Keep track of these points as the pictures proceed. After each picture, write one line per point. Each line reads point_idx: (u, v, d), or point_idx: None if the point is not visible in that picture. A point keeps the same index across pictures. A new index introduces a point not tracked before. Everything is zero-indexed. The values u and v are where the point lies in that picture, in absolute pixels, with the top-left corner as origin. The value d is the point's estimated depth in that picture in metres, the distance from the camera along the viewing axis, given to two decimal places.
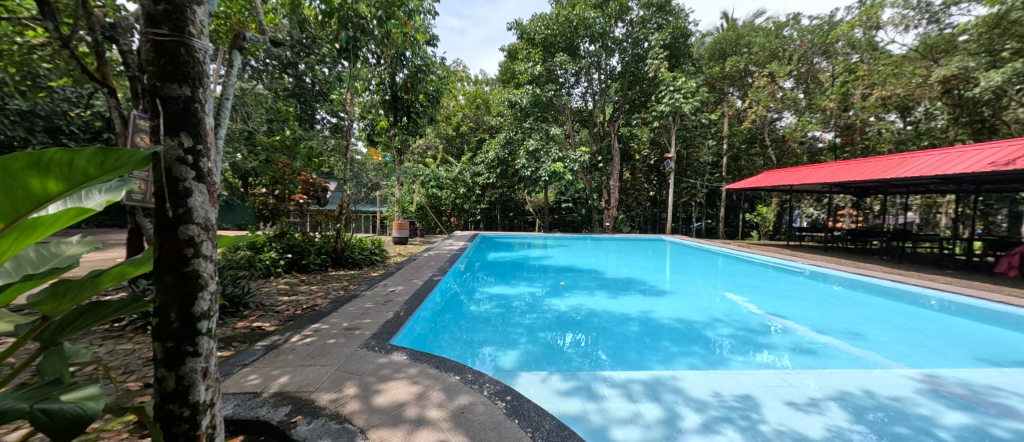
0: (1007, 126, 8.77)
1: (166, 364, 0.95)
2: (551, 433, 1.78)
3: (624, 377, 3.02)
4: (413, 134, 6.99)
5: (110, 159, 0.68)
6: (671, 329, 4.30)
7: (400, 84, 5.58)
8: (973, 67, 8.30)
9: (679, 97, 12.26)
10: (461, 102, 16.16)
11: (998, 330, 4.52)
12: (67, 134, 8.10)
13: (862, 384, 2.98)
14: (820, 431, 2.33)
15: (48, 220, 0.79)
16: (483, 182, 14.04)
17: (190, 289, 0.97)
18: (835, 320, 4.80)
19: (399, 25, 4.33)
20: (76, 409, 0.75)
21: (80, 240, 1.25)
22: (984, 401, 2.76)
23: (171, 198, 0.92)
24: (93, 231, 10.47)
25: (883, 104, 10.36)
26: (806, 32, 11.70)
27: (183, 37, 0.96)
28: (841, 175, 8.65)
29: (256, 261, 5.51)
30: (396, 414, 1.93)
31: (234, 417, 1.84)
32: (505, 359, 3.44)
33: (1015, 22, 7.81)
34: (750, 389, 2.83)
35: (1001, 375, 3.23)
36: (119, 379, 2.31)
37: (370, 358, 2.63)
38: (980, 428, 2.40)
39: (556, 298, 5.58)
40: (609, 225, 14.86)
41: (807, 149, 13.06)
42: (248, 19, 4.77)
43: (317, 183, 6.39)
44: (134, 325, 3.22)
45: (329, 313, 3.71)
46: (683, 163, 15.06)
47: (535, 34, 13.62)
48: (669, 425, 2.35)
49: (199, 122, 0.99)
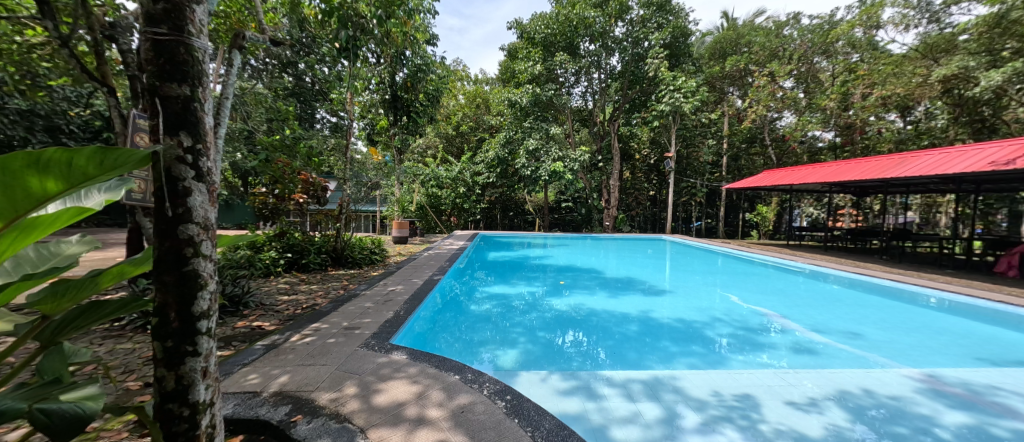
0: (1007, 126, 8.77)
1: (166, 363, 0.95)
2: (551, 433, 1.78)
3: (624, 377, 3.02)
4: (413, 134, 6.99)
5: (109, 159, 0.68)
6: (671, 329, 4.30)
7: (400, 83, 5.59)
8: (973, 66, 8.30)
9: (679, 97, 12.24)
10: (461, 102, 16.16)
11: (997, 330, 4.54)
12: (67, 133, 8.10)
13: (861, 384, 2.99)
14: (819, 430, 2.33)
15: (47, 219, 0.79)
16: (483, 182, 14.04)
17: (190, 289, 0.97)
18: (835, 319, 4.80)
19: (400, 25, 4.32)
20: (75, 409, 0.75)
21: (80, 239, 1.25)
22: (983, 401, 2.77)
23: (171, 197, 0.92)
24: (93, 230, 10.48)
25: (883, 104, 10.37)
26: (806, 32, 11.70)
27: (182, 36, 0.95)
28: (841, 174, 8.66)
29: (256, 260, 5.51)
30: (396, 413, 1.93)
31: (234, 416, 1.84)
32: (505, 358, 3.45)
33: (1015, 22, 7.79)
34: (750, 388, 2.83)
35: (1001, 375, 3.23)
36: (118, 378, 2.31)
37: (369, 357, 2.63)
38: (980, 428, 2.41)
39: (556, 297, 5.59)
40: (609, 224, 14.86)
41: (808, 147, 13.26)
42: (247, 19, 4.76)
43: (317, 182, 6.39)
44: (134, 324, 3.22)
45: (329, 312, 3.71)
46: (683, 162, 15.06)
47: (534, 33, 13.60)
48: (669, 424, 2.35)
49: (199, 122, 0.99)
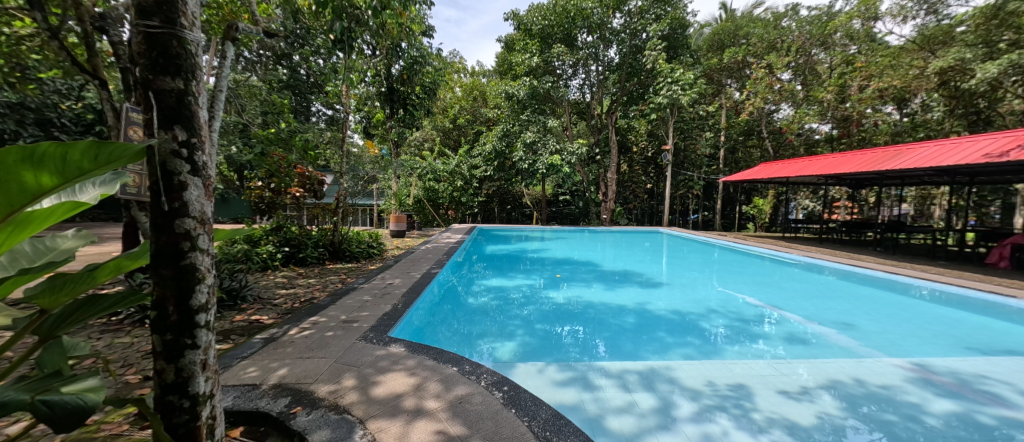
0: (1004, 118, 9.04)
1: (166, 356, 0.96)
2: (548, 423, 1.81)
3: (619, 368, 3.05)
4: (410, 126, 7.08)
5: (104, 153, 0.69)
6: (668, 321, 4.35)
7: (396, 75, 5.73)
8: (970, 58, 8.30)
9: (677, 89, 12.19)
10: (458, 94, 16.03)
11: (989, 321, 4.59)
12: (59, 127, 8.04)
13: (853, 373, 3.04)
14: (811, 418, 2.38)
15: (42, 213, 0.79)
16: (480, 175, 14.11)
17: (188, 282, 0.98)
18: (828, 310, 4.86)
19: (396, 16, 4.17)
20: (76, 401, 0.76)
21: (76, 234, 1.26)
22: (970, 389, 2.83)
23: (166, 192, 0.93)
24: (88, 225, 10.45)
25: (880, 96, 10.27)
26: (805, 23, 11.60)
27: (175, 29, 0.95)
28: (837, 167, 8.68)
29: (254, 254, 5.51)
30: (394, 404, 1.95)
31: (234, 407, 1.86)
32: (502, 350, 3.48)
33: (1013, 13, 7.90)
34: (743, 378, 2.88)
35: (989, 364, 3.29)
36: (118, 371, 2.33)
37: (368, 350, 2.66)
38: (966, 415, 2.47)
39: (553, 290, 5.62)
40: (607, 217, 14.97)
41: (805, 139, 12.93)
42: (239, 9, 4.65)
43: (314, 176, 6.58)
44: (132, 319, 3.22)
45: (327, 306, 3.74)
46: (681, 155, 15.14)
47: (532, 24, 13.45)
48: (665, 414, 2.40)
49: (193, 116, 0.98)
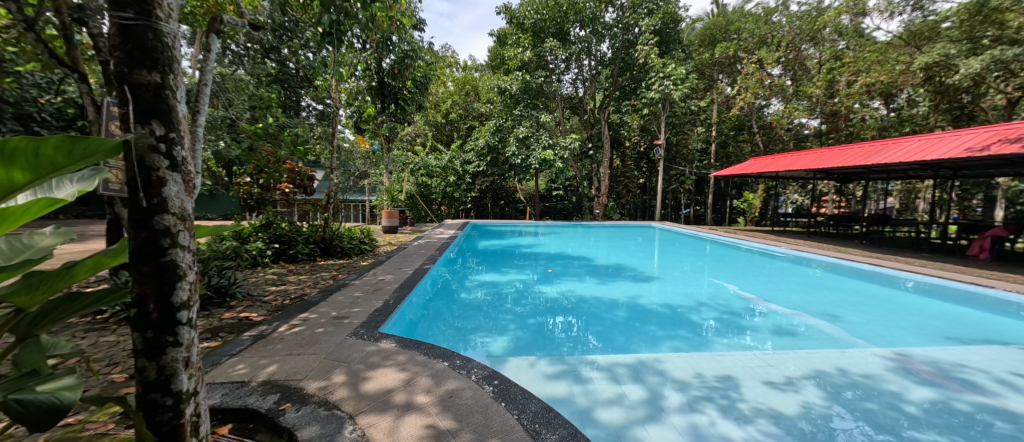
0: (985, 113, 9.33)
1: (146, 353, 0.95)
2: (537, 416, 1.83)
3: (609, 361, 3.09)
4: (402, 122, 7.02)
5: (78, 148, 0.67)
6: (658, 314, 4.40)
7: (387, 69, 5.58)
8: (954, 54, 8.48)
9: (668, 84, 12.22)
10: (450, 89, 15.92)
11: (969, 311, 4.72)
12: (39, 121, 7.88)
13: (837, 364, 3.10)
14: (795, 408, 2.44)
15: (16, 211, 0.77)
16: (473, 170, 14.02)
17: (168, 279, 0.96)
18: (815, 302, 4.96)
19: (385, 9, 4.17)
20: (51, 399, 0.76)
21: (53, 231, 1.24)
22: (949, 377, 2.91)
23: (145, 187, 0.91)
24: (71, 222, 10.24)
25: (867, 91, 10.42)
26: (795, 18, 11.67)
27: (150, 21, 0.92)
28: (825, 161, 8.81)
29: (243, 251, 5.45)
30: (385, 400, 1.96)
31: (222, 406, 1.84)
32: (495, 344, 3.50)
33: (996, 9, 8.08)
34: (730, 370, 2.93)
35: (966, 353, 3.39)
36: (103, 370, 2.30)
37: (359, 346, 2.66)
38: (945, 402, 2.55)
39: (545, 284, 5.65)
40: (599, 212, 15.06)
41: (793, 134, 13.03)
42: (224, 2, 4.50)
43: (303, 172, 6.46)
44: (117, 316, 3.17)
45: (318, 303, 3.71)
46: (672, 150, 14.97)
47: (524, 18, 13.32)
48: (653, 405, 2.44)
49: (170, 110, 0.96)
